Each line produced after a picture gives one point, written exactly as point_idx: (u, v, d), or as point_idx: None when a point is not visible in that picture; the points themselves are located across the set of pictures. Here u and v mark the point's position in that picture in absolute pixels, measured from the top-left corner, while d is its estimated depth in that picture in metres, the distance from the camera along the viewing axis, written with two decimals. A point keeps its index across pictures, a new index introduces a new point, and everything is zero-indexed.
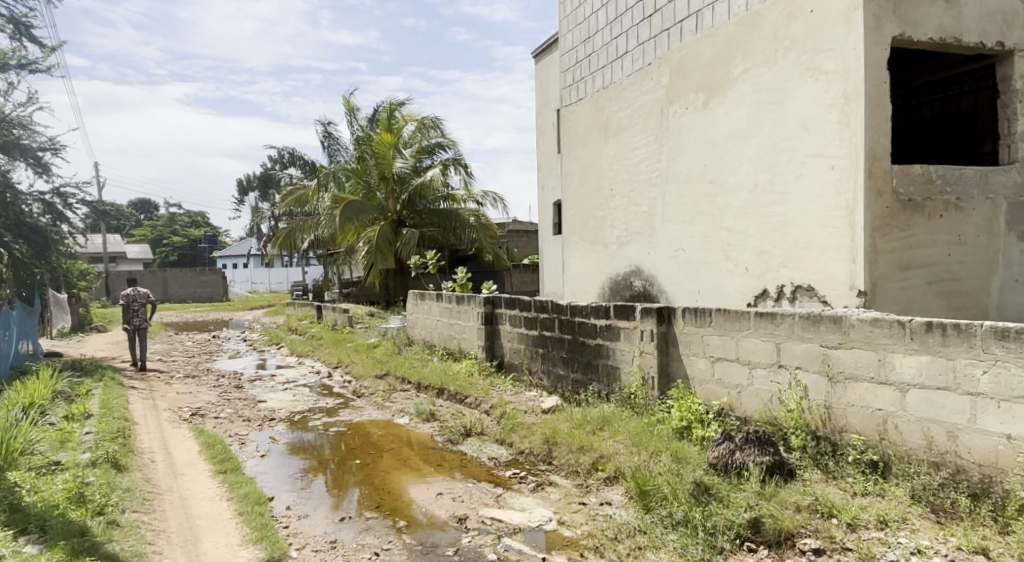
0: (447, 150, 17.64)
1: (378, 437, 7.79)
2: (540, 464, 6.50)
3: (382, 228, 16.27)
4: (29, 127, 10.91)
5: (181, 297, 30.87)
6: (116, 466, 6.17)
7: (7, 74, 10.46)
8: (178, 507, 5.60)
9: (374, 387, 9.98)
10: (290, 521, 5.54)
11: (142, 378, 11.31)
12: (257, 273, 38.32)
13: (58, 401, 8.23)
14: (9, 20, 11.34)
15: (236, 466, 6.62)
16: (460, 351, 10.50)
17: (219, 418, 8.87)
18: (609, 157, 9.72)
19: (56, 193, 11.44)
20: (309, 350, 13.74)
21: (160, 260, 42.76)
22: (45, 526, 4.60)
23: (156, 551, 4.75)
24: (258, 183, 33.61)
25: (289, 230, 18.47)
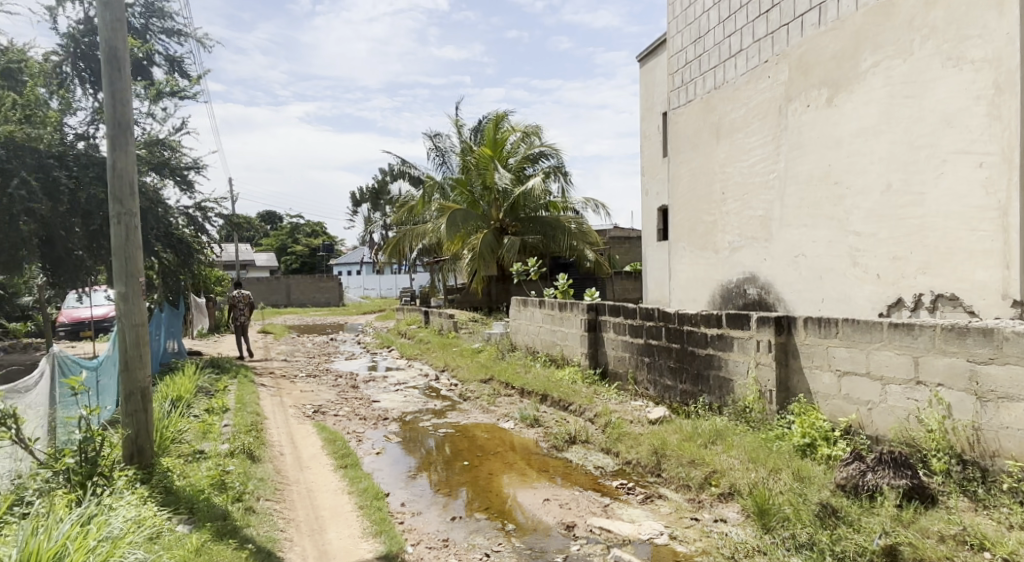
0: (549, 158, 17.70)
1: (485, 441, 7.92)
2: (648, 475, 6.34)
3: (485, 235, 16.49)
4: (176, 149, 12.05)
5: (301, 302, 32.94)
6: (251, 457, 6.68)
7: (161, 101, 11.60)
8: (305, 498, 5.97)
9: (479, 391, 10.16)
10: (405, 517, 5.75)
11: (269, 377, 12.13)
12: (369, 279, 40.13)
13: (199, 395, 9.00)
14: (166, 58, 12.66)
15: (355, 462, 6.96)
16: (563, 358, 10.47)
17: (337, 417, 9.35)
18: (720, 160, 9.38)
19: (197, 207, 12.52)
20: (418, 354, 14.20)
21: (283, 267, 45.79)
22: (193, 509, 5.03)
23: (287, 538, 5.07)
24: (371, 194, 35.19)
25: (399, 238, 18.95)
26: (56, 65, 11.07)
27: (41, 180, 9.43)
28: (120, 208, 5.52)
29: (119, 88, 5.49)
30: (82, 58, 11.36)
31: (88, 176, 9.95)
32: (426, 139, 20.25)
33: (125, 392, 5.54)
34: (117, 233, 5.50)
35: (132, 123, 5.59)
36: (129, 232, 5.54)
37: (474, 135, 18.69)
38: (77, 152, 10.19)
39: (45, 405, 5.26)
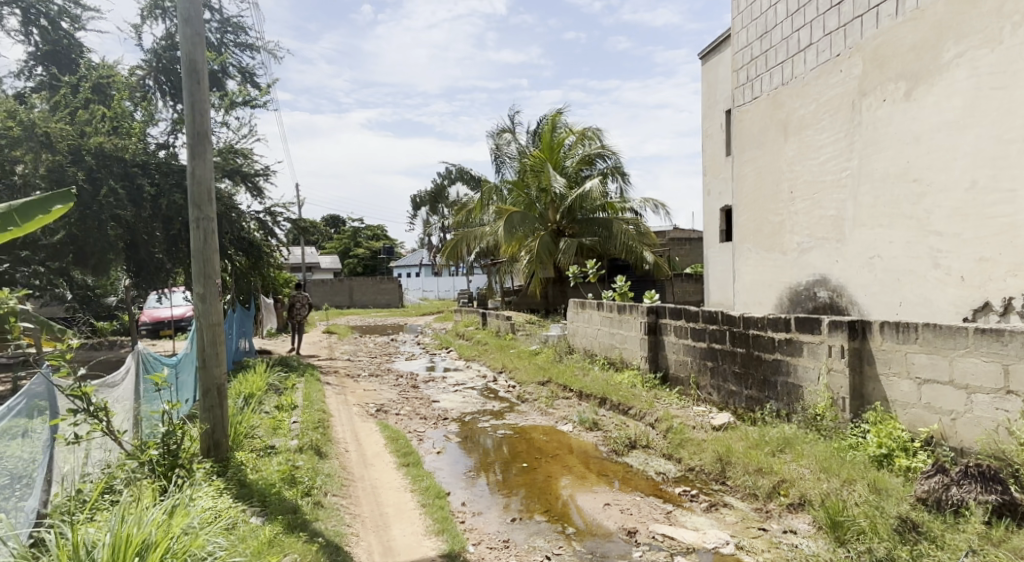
0: (607, 159, 17.55)
1: (544, 443, 7.91)
2: (712, 483, 6.20)
3: (542, 237, 16.48)
4: (249, 156, 12.55)
5: (364, 303, 33.72)
6: (319, 453, 6.88)
7: (234, 111, 12.11)
8: (370, 494, 6.10)
9: (537, 394, 10.15)
10: (466, 516, 5.79)
11: (334, 376, 12.46)
12: (429, 280, 40.71)
13: (269, 392, 9.34)
14: (239, 70, 13.21)
15: (417, 460, 7.06)
16: (622, 361, 10.34)
17: (399, 416, 9.52)
18: (788, 158, 9.08)
19: (267, 212, 13.01)
20: (476, 355, 14.31)
21: (346, 270, 47.00)
22: (266, 502, 5.22)
23: (354, 534, 5.20)
24: (430, 197, 35.71)
25: (456, 240, 19.11)
26: (140, 79, 11.74)
27: (126, 187, 10.01)
28: (199, 213, 5.78)
29: (198, 99, 5.76)
30: (163, 72, 11.98)
31: (168, 184, 10.50)
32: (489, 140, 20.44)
33: (203, 388, 5.81)
34: (196, 237, 5.76)
35: (210, 131, 5.85)
36: (206, 235, 5.80)
37: (532, 137, 18.73)
38: (158, 161, 10.75)
39: (131, 399, 5.56)
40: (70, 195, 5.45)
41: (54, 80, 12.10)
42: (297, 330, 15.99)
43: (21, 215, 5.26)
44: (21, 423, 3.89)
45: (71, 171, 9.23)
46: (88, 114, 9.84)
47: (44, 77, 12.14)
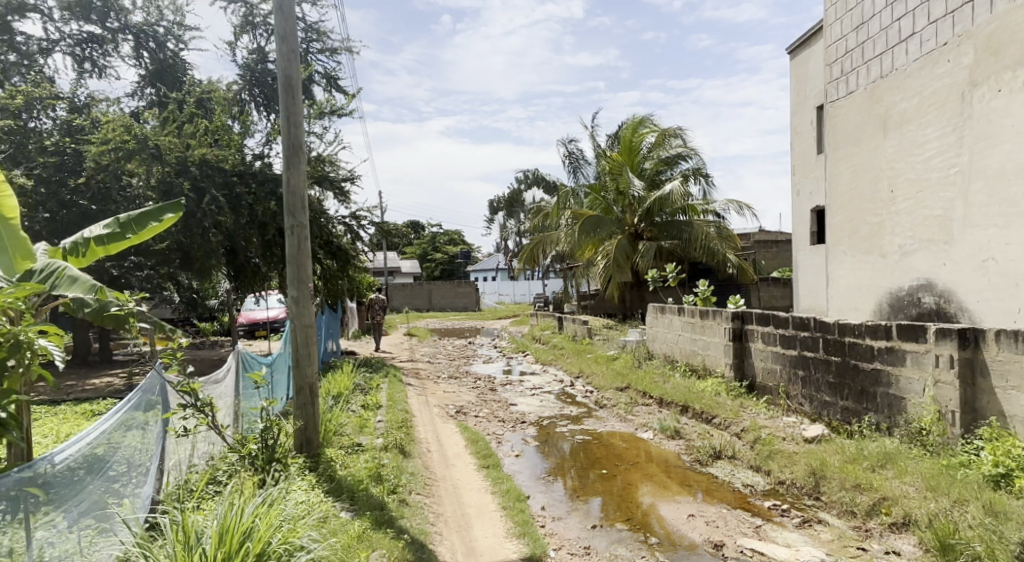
0: (689, 159, 17.10)
1: (623, 450, 7.78)
2: (805, 498, 5.91)
3: (619, 240, 16.25)
4: (336, 163, 13.03)
5: (442, 307, 34.30)
6: (403, 452, 7.03)
7: (322, 120, 12.60)
8: (452, 494, 6.19)
9: (616, 399, 10.00)
10: (546, 521, 5.77)
11: (415, 377, 12.72)
12: (505, 284, 40.99)
13: (355, 392, 9.65)
14: (324, 75, 13.74)
15: (496, 462, 7.11)
16: (704, 368, 10.04)
17: (478, 418, 9.61)
18: (888, 155, 8.57)
19: (353, 216, 13.45)
20: (553, 359, 14.27)
21: (426, 274, 48.06)
22: (355, 497, 5.39)
23: (437, 532, 5.29)
24: (506, 201, 35.96)
25: (533, 245, 19.17)
26: (236, 94, 12.40)
27: (226, 196, 10.61)
28: (293, 220, 6.04)
29: (293, 111, 6.02)
30: (257, 85, 12.66)
31: (264, 192, 11.05)
32: (564, 143, 20.47)
33: (297, 386, 6.06)
34: (291, 242, 6.04)
35: (303, 142, 6.10)
36: (300, 240, 6.06)
37: (610, 138, 18.58)
38: (255, 170, 11.35)
39: (231, 396, 5.88)
40: (179, 206, 5.73)
41: (162, 98, 12.94)
42: (377, 331, 16.95)
43: (136, 224, 5.67)
44: (139, 417, 4.18)
45: (177, 183, 9.92)
46: (192, 128, 10.48)
47: (153, 96, 13.03)
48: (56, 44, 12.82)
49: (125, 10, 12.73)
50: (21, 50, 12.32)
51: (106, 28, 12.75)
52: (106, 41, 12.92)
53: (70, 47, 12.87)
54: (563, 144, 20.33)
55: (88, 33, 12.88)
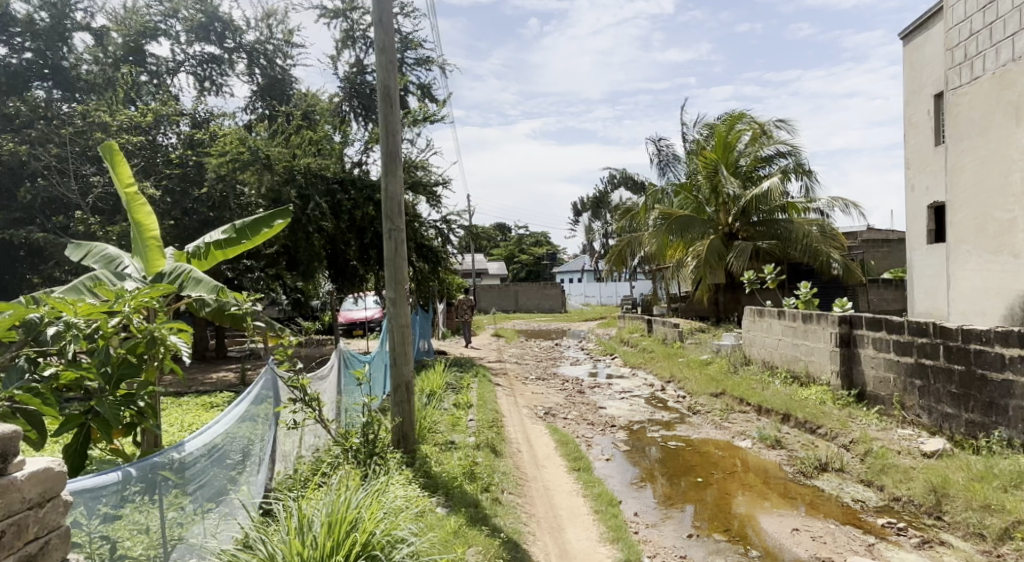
0: (789, 156, 16.34)
1: (720, 458, 7.52)
2: (924, 517, 5.49)
3: (712, 241, 15.68)
4: (428, 168, 13.35)
5: (528, 308, 34.42)
6: (494, 451, 7.11)
7: (416, 127, 12.98)
8: (543, 495, 6.19)
9: (711, 406, 9.67)
10: (640, 527, 5.65)
11: (504, 378, 12.84)
12: (590, 286, 40.66)
13: (447, 390, 9.85)
14: (419, 86, 14.17)
15: (587, 465, 7.04)
16: (807, 375, 9.54)
17: (567, 420, 9.56)
18: (1020, 146, 7.84)
19: (444, 220, 13.74)
20: (642, 363, 14.00)
21: (512, 276, 48.49)
22: (451, 494, 5.50)
23: (530, 533, 5.30)
24: (592, 202, 35.69)
25: (621, 246, 18.91)
26: (337, 105, 12.97)
27: (329, 202, 11.10)
28: (391, 225, 6.26)
29: (392, 120, 6.22)
30: (356, 96, 13.21)
31: (362, 197, 11.45)
32: (655, 142, 20.12)
33: (395, 384, 6.26)
34: (389, 246, 6.25)
35: (401, 150, 6.29)
36: (397, 244, 6.26)
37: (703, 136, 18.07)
38: (355, 177, 11.82)
39: (334, 391, 6.15)
40: (286, 212, 6.04)
41: (272, 111, 13.73)
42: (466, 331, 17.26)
43: (250, 229, 6.02)
44: (255, 411, 4.43)
45: (285, 191, 10.50)
46: (299, 138, 11.05)
47: (263, 110, 13.85)
48: (181, 64, 13.89)
49: (239, 30, 13.61)
50: (150, 71, 13.43)
51: (223, 48, 13.69)
52: (223, 60, 13.86)
53: (193, 66, 13.92)
54: (654, 143, 20.12)
55: (208, 53, 13.88)
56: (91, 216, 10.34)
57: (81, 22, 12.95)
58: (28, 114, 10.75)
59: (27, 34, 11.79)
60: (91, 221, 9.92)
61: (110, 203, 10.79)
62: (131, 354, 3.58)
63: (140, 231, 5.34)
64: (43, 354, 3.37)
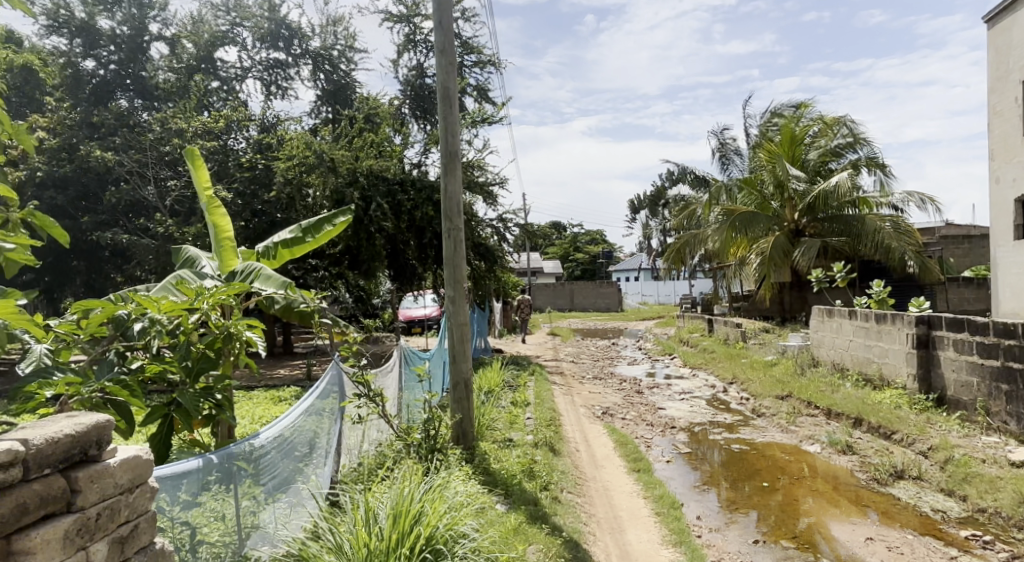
0: (860, 150, 15.66)
1: (786, 462, 7.28)
2: (1013, 531, 5.18)
3: (777, 238, 15.13)
4: (485, 168, 13.43)
5: (584, 306, 34.16)
6: (553, 450, 7.09)
7: (474, 128, 13.09)
8: (603, 496, 6.14)
9: (776, 409, 9.37)
10: (703, 531, 5.53)
11: (561, 377, 12.79)
12: (647, 285, 40.03)
13: (505, 388, 9.89)
14: (475, 87, 14.26)
15: (647, 467, 6.94)
16: (881, 378, 9.12)
17: (625, 420, 9.45)
18: None
19: (501, 219, 13.81)
20: (703, 363, 13.69)
21: (567, 274, 48.28)
22: (510, 491, 5.52)
23: (590, 533, 5.26)
24: (650, 199, 35.15)
25: (679, 244, 18.55)
26: (397, 108, 13.21)
27: (389, 203, 11.32)
28: (450, 224, 6.33)
29: (451, 122, 6.28)
30: (414, 98, 13.43)
31: (422, 198, 11.62)
32: (717, 136, 19.67)
33: (454, 382, 6.33)
34: (448, 245, 6.33)
35: (460, 150, 6.35)
36: (456, 243, 6.32)
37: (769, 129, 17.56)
38: (415, 178, 12.01)
39: (396, 387, 6.26)
40: (349, 211, 6.20)
41: (335, 115, 14.10)
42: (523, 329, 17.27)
43: (314, 229, 6.23)
44: (321, 404, 4.54)
45: (349, 192, 10.80)
46: (361, 140, 11.29)
47: (327, 114, 14.25)
48: (250, 71, 14.43)
49: (306, 36, 14.02)
50: (221, 77, 14.01)
51: (290, 54, 14.14)
52: (289, 65, 14.32)
53: (261, 72, 14.45)
54: (716, 136, 19.69)
55: (275, 59, 14.36)
56: (169, 217, 10.86)
57: (157, 33, 13.62)
58: (112, 121, 11.37)
59: (111, 47, 12.54)
60: (169, 222, 10.43)
61: (186, 205, 11.29)
62: (209, 349, 3.73)
63: (215, 231, 5.55)
64: (130, 349, 3.56)
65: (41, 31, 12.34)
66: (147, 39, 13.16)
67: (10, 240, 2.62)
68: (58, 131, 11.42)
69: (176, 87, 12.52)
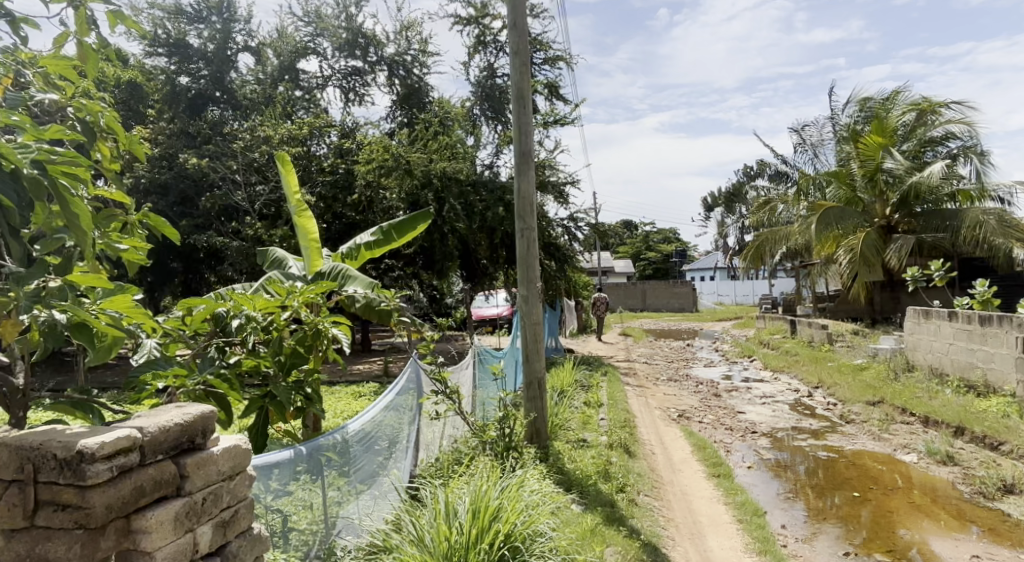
0: (958, 140, 14.61)
1: (879, 472, 6.90)
2: None
3: (868, 234, 14.31)
4: (556, 168, 13.41)
5: (657, 307, 33.50)
6: (628, 452, 6.99)
7: (546, 128, 13.10)
8: (681, 500, 6.01)
9: (866, 415, 8.90)
10: (789, 541, 5.32)
11: (635, 378, 12.60)
12: (724, 285, 38.84)
13: (577, 388, 9.84)
14: (545, 84, 14.22)
15: (728, 472, 6.74)
16: (986, 385, 8.50)
17: (703, 423, 9.21)
18: None
19: (571, 218, 13.75)
20: (785, 366, 13.17)
21: (639, 274, 47.54)
22: (587, 492, 5.49)
23: (669, 537, 5.16)
24: (726, 196, 34.10)
25: (759, 242, 17.93)
26: (469, 109, 13.38)
27: (462, 204, 11.46)
28: (523, 224, 6.36)
29: (524, 122, 6.30)
30: (485, 99, 13.55)
31: (494, 199, 11.72)
32: (797, 130, 18.80)
33: (527, 381, 6.36)
34: (521, 244, 6.37)
35: (534, 150, 6.36)
36: (529, 242, 6.34)
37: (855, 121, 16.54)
38: (486, 179, 12.13)
39: (471, 385, 6.35)
40: (428, 214, 6.25)
41: (410, 118, 14.43)
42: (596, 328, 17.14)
43: (396, 231, 6.38)
44: (401, 401, 4.64)
45: (423, 195, 11.00)
46: (435, 143, 11.48)
47: (402, 118, 14.60)
48: (329, 79, 14.98)
49: (381, 44, 14.43)
50: (303, 87, 14.60)
51: (367, 62, 14.57)
52: (366, 72, 14.77)
53: (339, 80, 14.97)
54: (796, 130, 18.84)
55: (352, 67, 14.85)
56: (257, 220, 11.41)
57: (244, 46, 14.34)
58: (205, 131, 12.05)
59: (203, 62, 13.29)
60: (257, 225, 10.97)
61: (273, 209, 11.82)
62: (299, 345, 3.89)
63: (303, 234, 5.77)
64: (228, 344, 3.76)
65: (142, 49, 13.23)
66: (234, 52, 13.88)
67: (124, 240, 2.82)
68: (158, 141, 12.21)
69: (262, 97, 13.14)
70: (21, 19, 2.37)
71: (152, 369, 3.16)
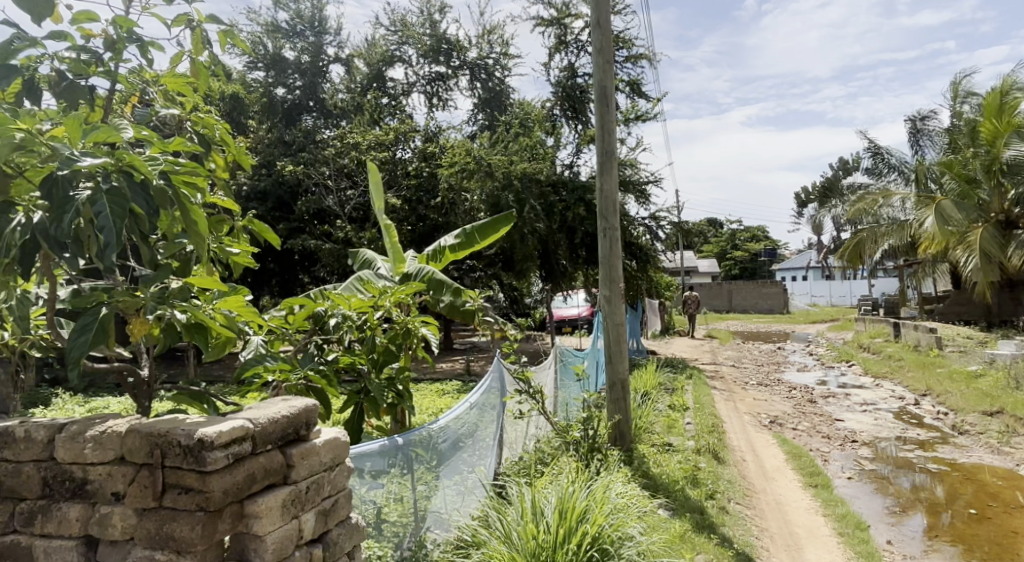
0: None
1: (996, 488, 6.37)
2: None
3: (983, 231, 13.26)
4: (637, 166, 13.21)
5: (744, 308, 32.33)
6: (717, 458, 6.80)
7: (629, 126, 12.94)
8: (775, 510, 5.77)
9: (983, 426, 8.26)
10: (896, 558, 5.00)
11: (723, 381, 12.22)
12: (817, 285, 37.02)
13: (662, 390, 9.66)
14: (627, 82, 14.06)
15: (826, 483, 6.42)
16: None
17: (797, 430, 8.81)
18: None
19: (653, 217, 13.43)
20: (888, 372, 12.39)
21: (725, 273, 46.03)
22: (675, 497, 5.37)
23: (763, 547, 4.97)
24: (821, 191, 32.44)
25: (858, 240, 16.99)
26: (549, 109, 13.40)
27: (543, 205, 11.51)
28: (605, 223, 6.31)
29: (607, 121, 6.25)
30: (566, 99, 13.53)
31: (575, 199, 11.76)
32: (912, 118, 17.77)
33: (610, 382, 6.30)
34: (603, 244, 6.32)
35: (616, 150, 6.30)
36: (612, 242, 6.28)
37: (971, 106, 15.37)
38: (567, 179, 12.14)
39: (552, 385, 6.37)
40: (512, 216, 6.25)
41: (490, 121, 14.63)
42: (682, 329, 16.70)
43: (479, 232, 6.44)
44: (485, 399, 4.70)
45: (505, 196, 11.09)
46: (517, 145, 11.55)
47: (484, 120, 14.81)
48: (414, 85, 15.37)
49: (463, 48, 14.70)
50: (390, 94, 15.05)
51: (450, 67, 14.89)
52: (449, 77, 15.09)
53: (424, 85, 15.33)
54: (909, 118, 17.87)
55: (436, 72, 15.20)
56: (348, 222, 11.87)
57: (334, 57, 14.98)
58: (299, 140, 12.68)
59: (297, 73, 13.97)
60: (348, 228, 11.42)
61: (362, 212, 12.28)
62: (390, 343, 4.03)
63: (387, 235, 5.93)
64: (326, 341, 3.93)
65: (244, 64, 14.09)
66: (325, 63, 14.54)
67: (235, 245, 3.03)
68: (258, 150, 12.95)
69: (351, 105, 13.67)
70: (149, 43, 2.59)
71: (258, 364, 3.34)
